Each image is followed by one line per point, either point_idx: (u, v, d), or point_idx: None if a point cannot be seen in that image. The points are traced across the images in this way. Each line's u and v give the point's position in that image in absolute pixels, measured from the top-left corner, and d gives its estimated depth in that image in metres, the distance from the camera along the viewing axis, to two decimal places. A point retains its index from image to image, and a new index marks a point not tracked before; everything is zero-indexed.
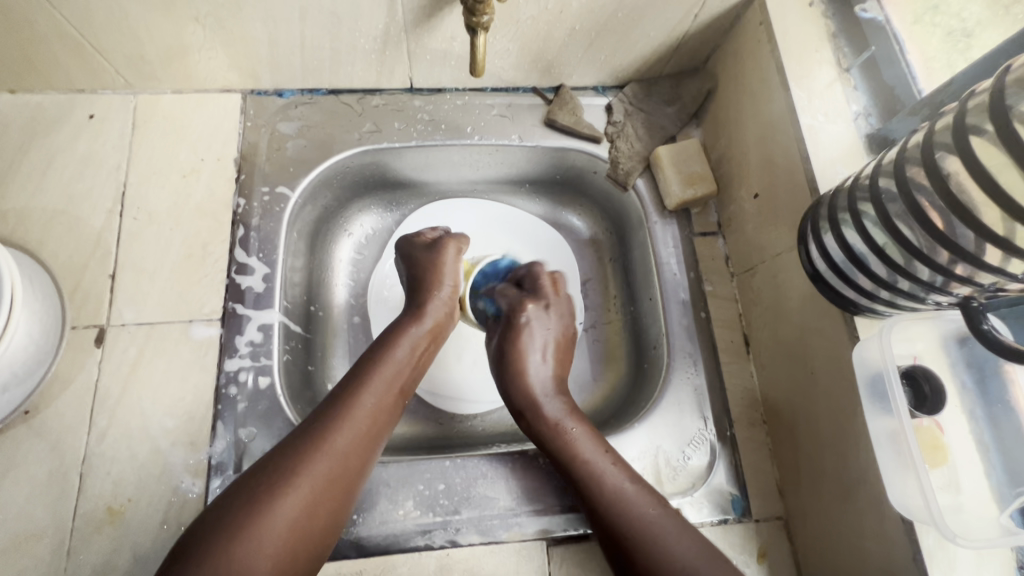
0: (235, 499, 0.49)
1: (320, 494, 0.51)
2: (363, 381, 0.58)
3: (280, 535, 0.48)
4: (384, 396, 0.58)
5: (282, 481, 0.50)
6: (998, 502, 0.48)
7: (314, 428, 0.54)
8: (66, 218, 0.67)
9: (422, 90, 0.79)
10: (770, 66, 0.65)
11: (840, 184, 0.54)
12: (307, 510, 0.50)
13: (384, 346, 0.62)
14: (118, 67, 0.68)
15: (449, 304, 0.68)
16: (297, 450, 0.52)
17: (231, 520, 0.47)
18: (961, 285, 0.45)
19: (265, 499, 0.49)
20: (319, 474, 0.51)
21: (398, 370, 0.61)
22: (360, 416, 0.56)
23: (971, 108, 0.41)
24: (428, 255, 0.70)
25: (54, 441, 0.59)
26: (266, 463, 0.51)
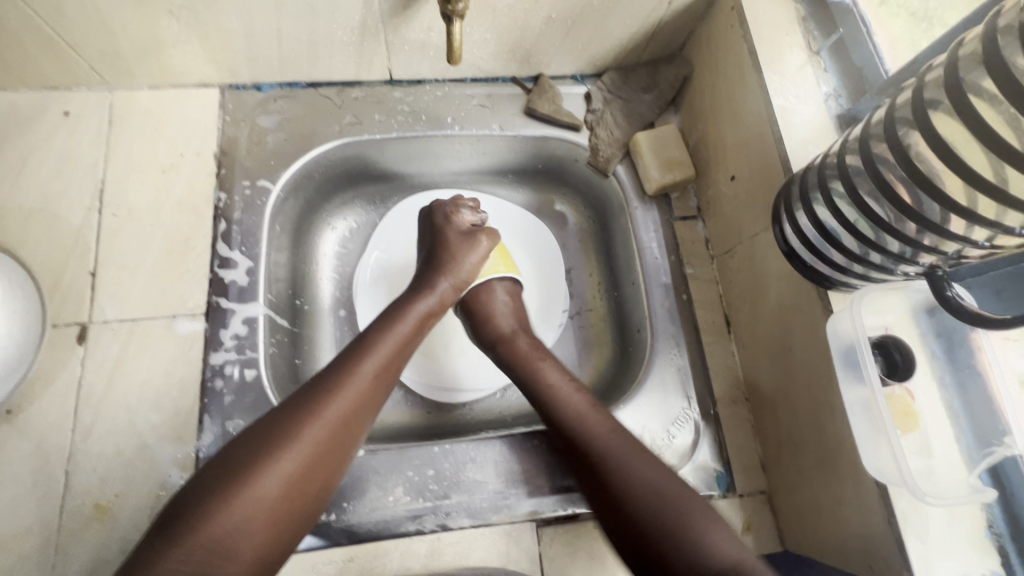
0: (233, 458, 0.49)
1: (317, 458, 0.51)
2: (367, 349, 0.58)
3: (275, 496, 0.48)
4: (386, 365, 0.58)
5: (282, 442, 0.50)
6: (968, 464, 0.50)
7: (314, 392, 0.54)
8: (44, 216, 0.66)
9: (401, 82, 0.79)
10: (742, 50, 0.66)
11: (811, 163, 0.56)
12: (302, 472, 0.50)
13: (392, 317, 0.62)
14: (92, 63, 0.67)
15: (457, 282, 0.68)
16: (298, 414, 0.52)
17: (230, 478, 0.47)
18: (928, 255, 0.46)
19: (263, 459, 0.49)
20: (317, 438, 0.51)
21: (403, 340, 0.61)
22: (361, 383, 0.55)
23: (930, 82, 0.42)
24: (449, 236, 0.71)
25: (38, 439, 0.59)
26: (267, 423, 0.51)
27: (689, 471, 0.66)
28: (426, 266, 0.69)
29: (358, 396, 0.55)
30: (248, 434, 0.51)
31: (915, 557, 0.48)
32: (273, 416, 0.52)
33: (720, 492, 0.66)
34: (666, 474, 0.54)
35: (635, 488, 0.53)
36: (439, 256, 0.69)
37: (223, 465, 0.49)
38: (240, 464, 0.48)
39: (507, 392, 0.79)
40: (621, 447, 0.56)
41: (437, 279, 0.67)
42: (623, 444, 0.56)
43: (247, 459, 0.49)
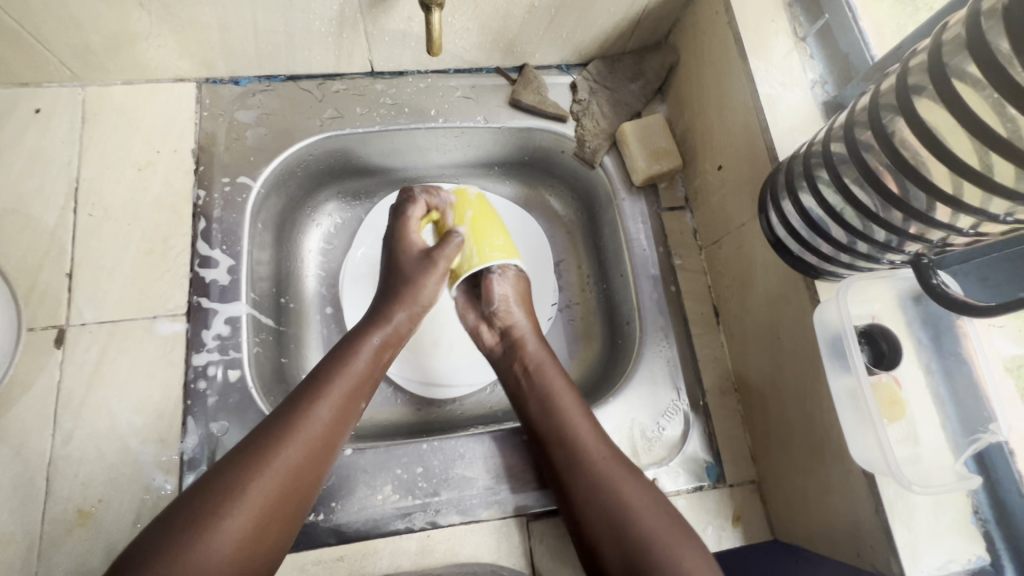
0: (174, 518, 0.47)
1: (269, 507, 0.50)
2: (320, 391, 0.56)
3: (225, 552, 0.46)
4: (341, 406, 0.56)
5: (228, 499, 0.48)
6: (954, 451, 0.50)
7: (264, 440, 0.52)
8: (18, 217, 0.64)
9: (383, 74, 0.78)
10: (728, 38, 0.65)
11: (796, 151, 0.55)
12: (251, 530, 0.48)
13: (345, 352, 0.59)
14: (62, 58, 0.65)
15: (415, 308, 0.64)
16: (244, 467, 0.50)
17: (170, 541, 0.45)
18: (914, 243, 0.46)
19: (210, 515, 0.47)
20: (268, 488, 0.50)
21: (358, 377, 0.58)
22: (313, 430, 0.54)
23: (915, 67, 0.42)
24: (414, 253, 0.66)
25: (17, 445, 0.57)
26: (210, 480, 0.50)
27: (679, 462, 0.66)
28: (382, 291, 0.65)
29: (310, 442, 0.53)
30: (191, 492, 0.49)
31: (902, 545, 0.48)
32: (218, 471, 0.50)
33: (710, 482, 0.66)
34: (650, 501, 0.55)
35: (623, 516, 0.54)
36: (406, 274, 0.64)
37: (163, 526, 0.47)
38: (183, 524, 0.46)
39: (498, 387, 0.78)
40: (609, 471, 0.57)
41: (397, 305, 0.63)
42: (614, 468, 0.57)
43: (189, 519, 0.47)
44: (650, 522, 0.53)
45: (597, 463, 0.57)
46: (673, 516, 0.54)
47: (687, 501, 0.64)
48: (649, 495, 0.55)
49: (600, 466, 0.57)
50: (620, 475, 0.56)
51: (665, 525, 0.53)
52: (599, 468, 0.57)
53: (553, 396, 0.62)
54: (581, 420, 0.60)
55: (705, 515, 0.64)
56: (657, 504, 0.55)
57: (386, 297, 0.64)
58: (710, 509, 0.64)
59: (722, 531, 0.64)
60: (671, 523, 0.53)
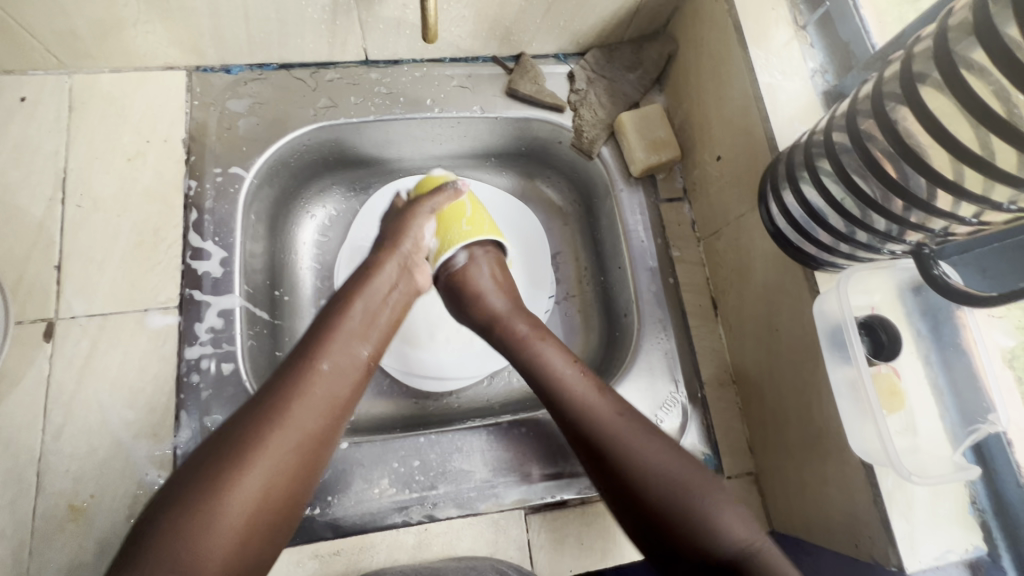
0: (186, 482, 0.46)
1: (284, 464, 0.48)
2: (322, 345, 0.54)
3: (243, 511, 0.45)
4: (346, 357, 0.55)
5: (242, 455, 0.47)
6: (953, 442, 0.50)
7: (268, 401, 0.50)
8: (4, 208, 0.63)
9: (377, 62, 0.77)
10: (727, 26, 0.65)
11: (797, 141, 0.54)
12: (270, 482, 0.47)
13: (338, 309, 0.57)
14: (47, 45, 0.64)
15: (404, 261, 0.64)
16: (253, 424, 0.49)
17: (187, 503, 0.44)
18: (914, 233, 0.45)
19: (224, 475, 0.46)
20: (283, 445, 0.49)
21: (354, 332, 0.57)
22: (322, 382, 0.52)
23: (919, 54, 0.41)
24: (396, 217, 0.66)
25: (6, 440, 0.56)
26: (219, 440, 0.48)
27: None
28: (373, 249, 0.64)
29: (315, 399, 0.51)
30: (199, 455, 0.48)
31: (900, 536, 0.48)
32: (224, 431, 0.49)
33: None
34: (665, 447, 0.54)
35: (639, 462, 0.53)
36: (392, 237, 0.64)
37: (176, 492, 0.45)
38: (199, 484, 0.45)
39: (495, 379, 0.78)
40: (617, 422, 0.55)
41: (389, 262, 0.62)
42: (624, 423, 0.55)
43: (203, 479, 0.45)
44: (664, 466, 0.53)
45: (602, 414, 0.56)
46: (686, 460, 0.54)
47: None
48: (658, 436, 0.55)
49: (605, 416, 0.56)
50: (627, 428, 0.55)
51: (684, 472, 0.53)
52: (605, 418, 0.56)
53: (546, 354, 0.61)
54: (578, 374, 0.60)
55: None
56: (674, 452, 0.54)
57: (378, 253, 0.63)
58: None
59: None
60: (687, 467, 0.53)
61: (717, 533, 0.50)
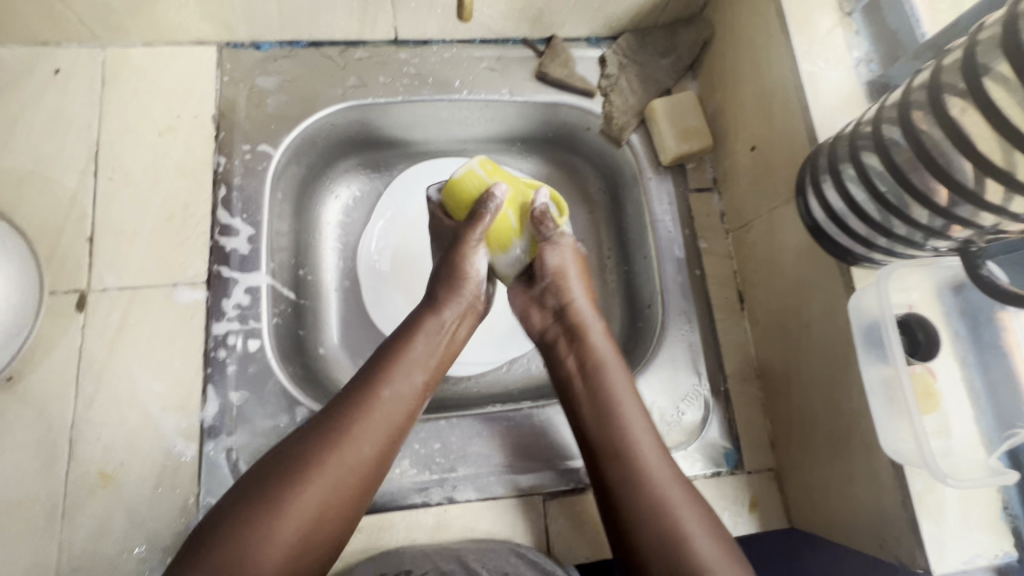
0: (249, 496, 0.47)
1: (341, 485, 0.49)
2: (385, 375, 0.54)
3: (297, 528, 0.46)
4: (406, 384, 0.55)
5: (302, 473, 0.48)
6: (987, 446, 0.49)
7: (335, 420, 0.51)
8: (39, 178, 0.64)
9: (407, 42, 0.76)
10: (770, 11, 0.62)
11: (840, 132, 0.53)
12: (325, 507, 0.48)
13: (405, 338, 0.58)
14: (83, 17, 0.64)
15: (473, 289, 0.62)
16: (315, 445, 0.49)
17: (250, 518, 0.45)
18: (961, 228, 0.44)
19: (284, 488, 0.47)
20: (341, 466, 0.49)
21: (422, 359, 0.57)
22: (383, 408, 0.53)
23: (981, 40, 0.39)
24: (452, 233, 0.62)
25: (41, 407, 0.58)
26: (282, 455, 0.49)
27: (697, 447, 0.66)
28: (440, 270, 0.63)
29: (377, 424, 0.52)
30: (262, 468, 0.49)
31: (929, 538, 0.48)
32: (289, 445, 0.50)
33: (728, 468, 0.65)
34: (676, 488, 0.52)
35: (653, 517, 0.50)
36: (451, 258, 0.60)
37: (238, 503, 0.46)
38: (259, 495, 0.46)
39: (513, 366, 0.78)
40: (650, 453, 0.53)
41: (458, 294, 0.61)
42: (650, 448, 0.54)
43: (264, 495, 0.46)
44: (685, 520, 0.50)
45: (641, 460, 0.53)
46: (704, 513, 0.51)
47: (705, 486, 0.64)
48: (692, 497, 0.51)
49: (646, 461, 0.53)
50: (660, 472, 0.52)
51: (706, 533, 0.49)
52: (641, 452, 0.53)
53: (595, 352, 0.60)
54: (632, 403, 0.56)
55: (722, 500, 0.63)
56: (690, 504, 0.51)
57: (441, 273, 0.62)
58: (727, 495, 0.64)
59: (738, 517, 0.63)
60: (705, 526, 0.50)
61: None
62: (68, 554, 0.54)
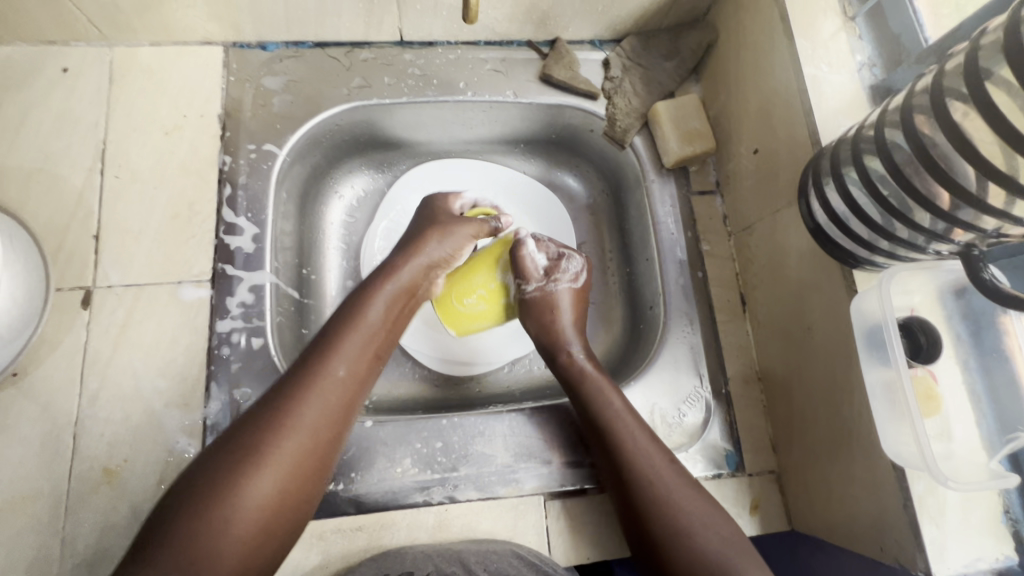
0: (195, 483, 0.46)
1: (296, 461, 0.49)
2: (332, 350, 0.54)
3: (255, 510, 0.46)
4: (354, 359, 0.55)
5: (256, 453, 0.47)
6: (988, 450, 0.49)
7: (287, 396, 0.51)
8: (46, 176, 0.64)
9: (412, 44, 0.76)
10: (774, 15, 0.63)
11: (843, 136, 0.53)
12: (276, 487, 0.47)
13: (354, 310, 0.57)
14: (91, 16, 0.65)
15: (429, 261, 0.63)
16: (262, 425, 0.49)
17: (197, 504, 0.45)
18: (963, 232, 0.44)
19: (237, 472, 0.46)
20: (295, 442, 0.49)
21: (373, 331, 0.57)
22: (337, 382, 0.53)
23: (984, 45, 0.39)
24: (422, 226, 0.66)
25: (46, 402, 0.58)
26: (236, 437, 0.49)
27: (699, 449, 0.66)
28: (395, 250, 0.64)
29: (330, 397, 0.52)
30: (210, 454, 0.49)
31: (929, 541, 0.48)
32: (243, 425, 0.50)
33: (729, 470, 0.65)
34: (686, 488, 0.55)
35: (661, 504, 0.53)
36: (413, 240, 0.64)
37: (186, 492, 0.46)
38: (213, 480, 0.46)
39: (515, 366, 0.78)
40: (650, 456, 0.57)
41: (411, 265, 0.62)
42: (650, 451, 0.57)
43: (210, 480, 0.46)
44: (682, 502, 0.53)
45: (642, 454, 0.57)
46: (709, 506, 0.53)
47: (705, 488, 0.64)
48: (685, 479, 0.55)
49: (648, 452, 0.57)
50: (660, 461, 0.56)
51: (701, 512, 0.52)
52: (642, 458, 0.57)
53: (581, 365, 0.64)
54: (622, 403, 0.61)
55: (722, 502, 0.63)
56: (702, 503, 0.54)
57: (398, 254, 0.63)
58: (727, 497, 0.64)
59: (738, 519, 0.63)
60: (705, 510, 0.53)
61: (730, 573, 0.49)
62: (72, 550, 0.54)
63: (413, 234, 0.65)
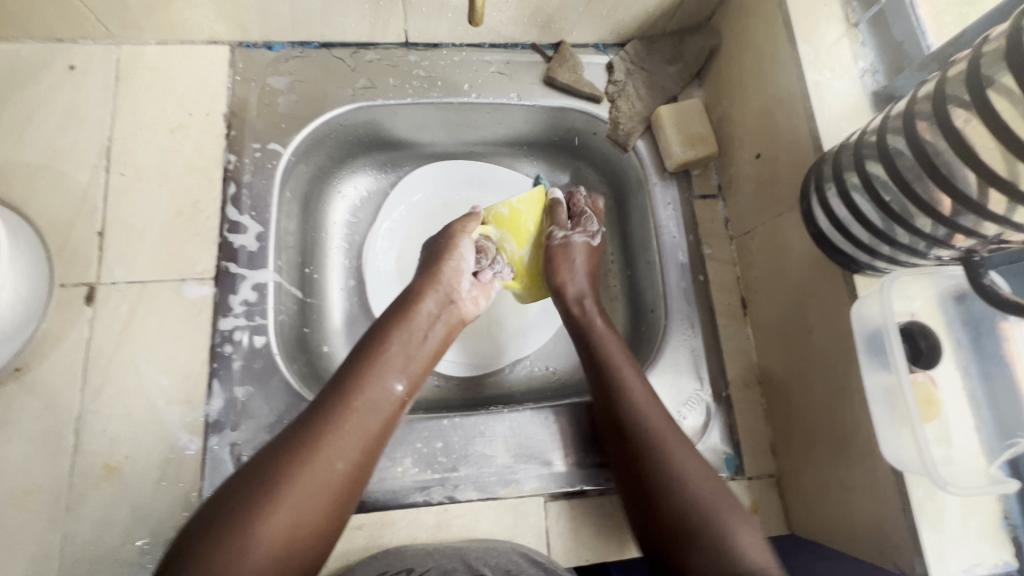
0: (217, 512, 0.46)
1: (317, 498, 0.49)
2: (356, 385, 0.55)
3: (273, 544, 0.46)
4: (378, 394, 0.55)
5: (275, 489, 0.48)
6: (988, 455, 0.49)
7: (309, 433, 0.51)
8: (51, 172, 0.65)
9: (417, 45, 0.77)
10: (777, 20, 0.63)
11: (845, 141, 0.53)
12: (296, 519, 0.48)
13: (376, 348, 0.58)
14: (100, 15, 0.65)
15: (445, 293, 0.64)
16: (286, 455, 0.49)
17: (218, 531, 0.45)
18: (965, 237, 0.44)
19: (257, 506, 0.46)
20: (316, 478, 0.49)
21: (394, 368, 0.58)
22: (358, 420, 0.53)
23: (986, 53, 0.40)
24: (433, 249, 0.66)
25: (48, 398, 0.58)
26: (255, 471, 0.49)
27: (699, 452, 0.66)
28: (412, 282, 0.65)
29: (351, 436, 0.52)
30: (232, 483, 0.49)
31: (928, 546, 0.48)
32: (263, 459, 0.50)
33: (729, 474, 0.65)
34: (723, 504, 0.53)
35: (677, 487, 0.54)
36: (428, 266, 0.65)
37: (207, 519, 0.46)
38: (232, 513, 0.46)
39: (516, 367, 0.78)
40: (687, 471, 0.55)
41: (431, 297, 0.63)
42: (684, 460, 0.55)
43: (233, 507, 0.46)
44: (717, 515, 0.52)
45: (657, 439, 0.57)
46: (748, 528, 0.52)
47: None
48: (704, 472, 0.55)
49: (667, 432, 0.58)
50: (674, 446, 0.56)
51: (740, 525, 0.52)
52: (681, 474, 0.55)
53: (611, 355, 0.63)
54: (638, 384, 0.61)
55: None
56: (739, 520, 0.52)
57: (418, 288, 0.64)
58: None
59: None
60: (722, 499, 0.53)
61: None
62: (72, 545, 0.55)
63: (425, 260, 0.67)
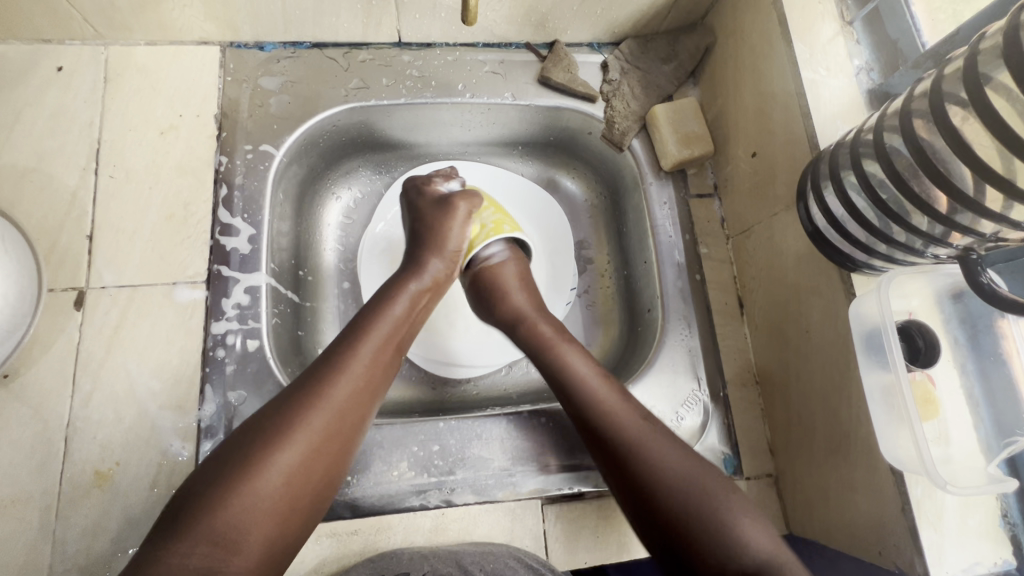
0: (219, 464, 0.46)
1: (320, 445, 0.49)
2: (356, 341, 0.54)
3: (276, 487, 0.46)
4: (379, 347, 0.55)
5: (279, 434, 0.47)
6: (986, 453, 0.49)
7: (308, 384, 0.51)
8: (38, 176, 0.64)
9: (411, 45, 0.76)
10: (772, 18, 0.63)
11: (840, 140, 0.53)
12: (305, 465, 0.48)
13: (383, 300, 0.59)
14: (87, 15, 0.64)
15: (450, 260, 0.65)
16: (291, 406, 0.49)
17: (227, 479, 0.45)
18: (961, 235, 0.44)
19: (259, 454, 0.46)
20: (319, 426, 0.49)
21: (396, 325, 0.58)
22: (358, 369, 0.53)
23: (983, 50, 0.39)
24: (428, 215, 0.67)
25: (37, 405, 0.57)
26: (259, 423, 0.48)
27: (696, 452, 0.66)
28: (415, 246, 0.65)
29: (353, 385, 0.52)
30: (233, 439, 0.48)
31: (928, 545, 0.48)
32: (267, 412, 0.49)
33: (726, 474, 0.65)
34: (656, 435, 0.53)
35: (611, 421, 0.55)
36: (431, 235, 0.65)
37: (213, 468, 0.46)
38: (236, 462, 0.46)
39: (513, 369, 0.77)
40: (614, 401, 0.56)
41: (438, 259, 0.64)
42: (598, 380, 0.58)
43: (240, 458, 0.46)
44: (648, 440, 0.53)
45: (602, 399, 0.56)
46: (693, 458, 0.51)
47: None
48: (640, 415, 0.55)
49: (609, 407, 0.56)
50: (597, 384, 0.58)
51: (677, 454, 0.51)
52: (607, 404, 0.56)
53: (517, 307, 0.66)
54: (576, 353, 0.61)
55: None
56: (681, 453, 0.52)
57: (423, 249, 0.64)
58: None
59: None
60: (663, 435, 0.53)
61: (748, 542, 0.46)
62: (62, 554, 0.54)
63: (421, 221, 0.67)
